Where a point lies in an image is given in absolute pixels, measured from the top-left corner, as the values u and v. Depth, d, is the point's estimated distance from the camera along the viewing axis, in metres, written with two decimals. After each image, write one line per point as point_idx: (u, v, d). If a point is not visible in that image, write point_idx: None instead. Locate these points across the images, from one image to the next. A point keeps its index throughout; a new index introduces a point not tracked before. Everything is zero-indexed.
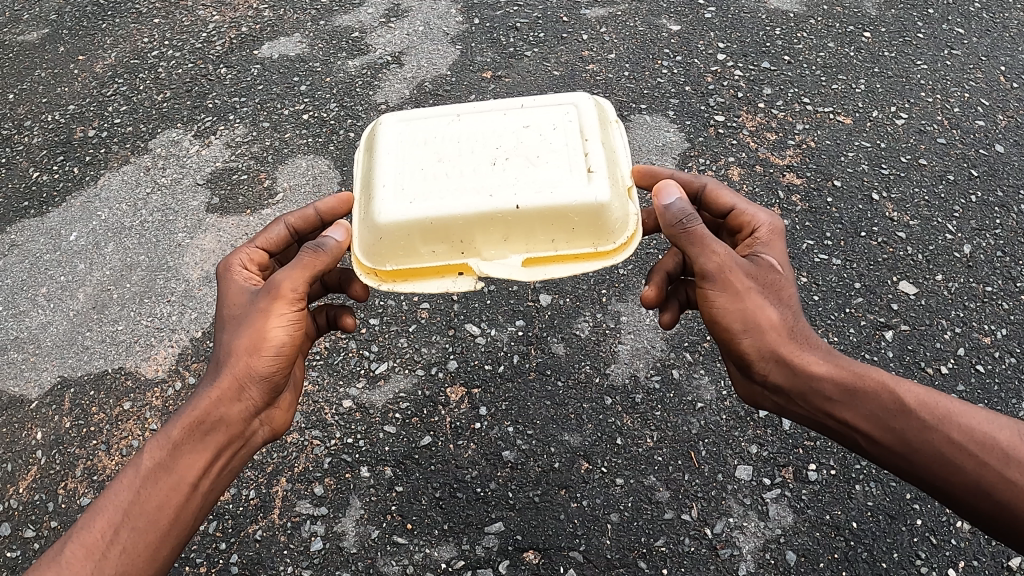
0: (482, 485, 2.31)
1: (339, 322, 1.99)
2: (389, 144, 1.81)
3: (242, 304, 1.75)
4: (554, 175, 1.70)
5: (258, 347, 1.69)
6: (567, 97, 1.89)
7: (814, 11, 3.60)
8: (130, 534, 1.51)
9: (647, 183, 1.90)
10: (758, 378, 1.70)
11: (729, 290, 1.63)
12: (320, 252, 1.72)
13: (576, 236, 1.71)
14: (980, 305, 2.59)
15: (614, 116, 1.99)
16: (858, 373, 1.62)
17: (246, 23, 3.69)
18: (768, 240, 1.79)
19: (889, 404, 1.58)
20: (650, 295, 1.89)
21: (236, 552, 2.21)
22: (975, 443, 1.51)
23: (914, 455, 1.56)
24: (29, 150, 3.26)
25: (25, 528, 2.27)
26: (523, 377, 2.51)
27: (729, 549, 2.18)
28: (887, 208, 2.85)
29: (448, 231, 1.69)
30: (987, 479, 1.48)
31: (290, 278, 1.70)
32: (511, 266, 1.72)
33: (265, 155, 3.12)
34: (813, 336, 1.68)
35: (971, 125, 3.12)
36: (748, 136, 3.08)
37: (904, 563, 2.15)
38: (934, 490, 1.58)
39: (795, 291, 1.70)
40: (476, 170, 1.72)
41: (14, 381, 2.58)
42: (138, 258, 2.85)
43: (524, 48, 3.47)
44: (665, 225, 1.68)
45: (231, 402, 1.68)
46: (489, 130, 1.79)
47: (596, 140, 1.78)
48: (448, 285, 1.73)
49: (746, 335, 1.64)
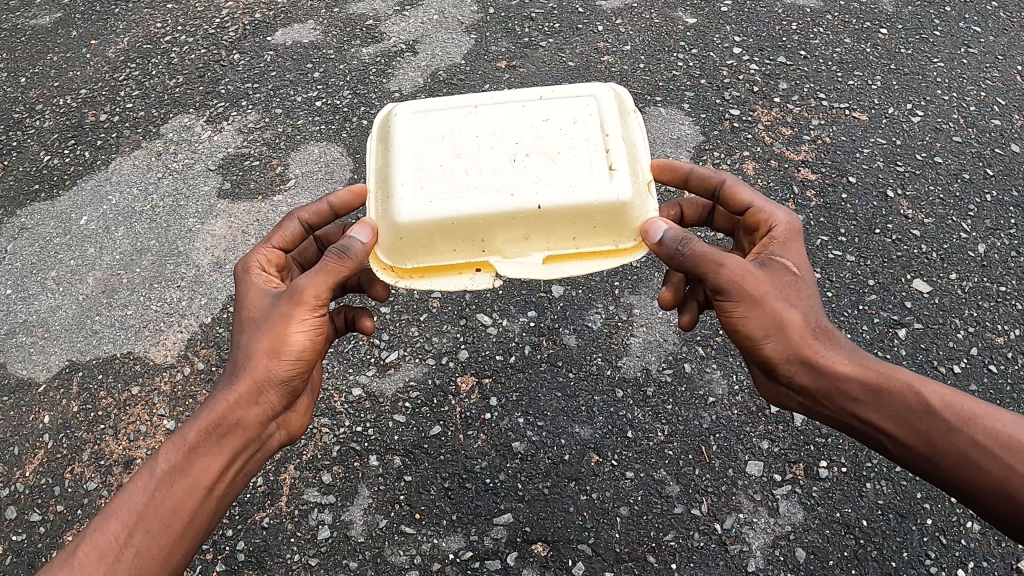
0: (491, 476, 2.29)
1: (358, 324, 1.97)
2: (405, 138, 1.79)
3: (262, 306, 1.72)
4: (575, 173, 1.69)
5: (279, 352, 1.67)
6: (586, 87, 1.86)
7: (831, 6, 3.57)
8: (144, 536, 1.50)
9: (668, 178, 1.90)
10: (783, 380, 1.69)
11: (747, 298, 1.61)
12: (345, 258, 1.66)
13: (596, 234, 1.72)
14: (993, 304, 2.58)
15: (632, 105, 1.95)
16: (883, 373, 1.61)
17: (259, 9, 3.67)
18: (784, 238, 1.75)
19: (914, 405, 1.57)
20: (668, 297, 1.91)
21: (242, 539, 2.20)
22: (999, 445, 1.49)
23: (938, 456, 1.55)
24: (40, 134, 3.25)
25: (31, 512, 2.26)
26: (533, 368, 2.50)
27: (739, 545, 2.16)
28: (901, 205, 2.84)
29: (468, 231, 1.69)
30: (1012, 482, 1.47)
31: (313, 284, 1.66)
32: (531, 265, 1.72)
33: (278, 142, 3.11)
34: (836, 334, 1.67)
35: (987, 124, 3.10)
36: (763, 130, 3.06)
37: (915, 562, 2.13)
38: (958, 493, 1.56)
39: (814, 289, 1.67)
40: (495, 168, 1.70)
41: (23, 364, 2.57)
42: (149, 243, 2.84)
43: (540, 39, 3.45)
44: (662, 254, 1.66)
45: (248, 406, 1.66)
46: (507, 125, 1.78)
47: (617, 135, 1.75)
48: (467, 282, 1.74)
49: (769, 340, 1.64)
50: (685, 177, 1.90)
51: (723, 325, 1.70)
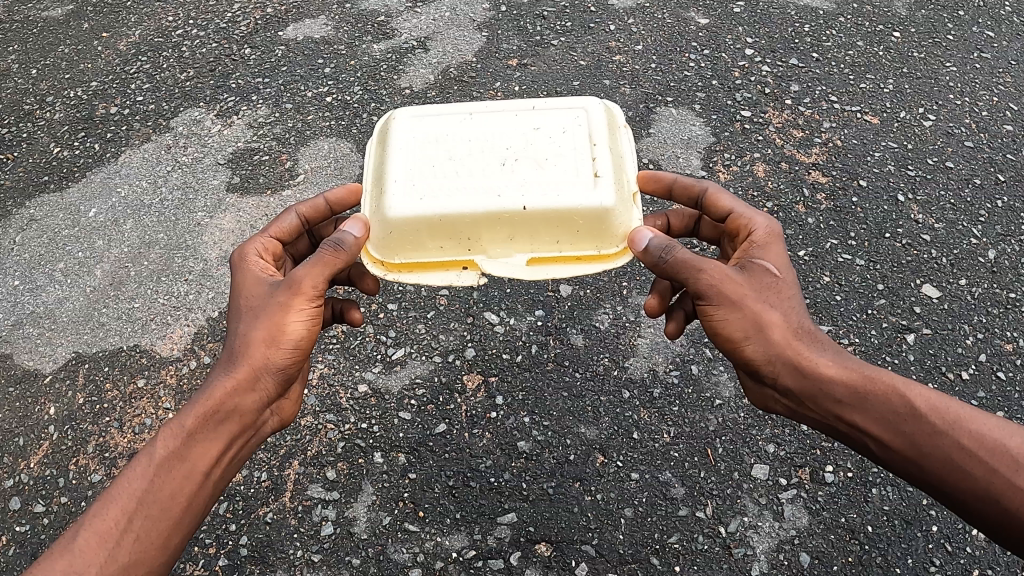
0: (496, 475, 2.29)
1: (345, 316, 1.97)
2: (400, 137, 1.79)
3: (259, 293, 1.72)
4: (561, 179, 1.68)
5: (276, 340, 1.67)
6: (578, 100, 1.86)
7: (844, 9, 3.56)
8: (144, 522, 1.50)
9: (653, 189, 1.91)
10: (767, 382, 1.68)
11: (726, 302, 1.62)
12: (339, 250, 1.67)
13: (580, 239, 1.70)
14: (1002, 311, 2.56)
15: (623, 120, 1.96)
16: (867, 375, 1.59)
17: (271, 5, 3.68)
18: (764, 242, 1.74)
19: (899, 408, 1.55)
20: (653, 305, 1.91)
21: (245, 534, 2.20)
22: (985, 449, 1.47)
23: (924, 459, 1.53)
24: (51, 125, 3.25)
25: (35, 503, 2.26)
26: (540, 367, 2.49)
27: (743, 549, 2.15)
28: (912, 209, 2.82)
29: (455, 229, 1.68)
30: (997, 486, 1.45)
31: (310, 274, 1.67)
32: (514, 265, 1.71)
33: (288, 137, 3.11)
34: (821, 336, 1.66)
35: (999, 129, 3.08)
36: (775, 132, 3.05)
37: (919, 569, 2.12)
38: (944, 497, 1.54)
39: (796, 290, 1.66)
40: (485, 171, 1.70)
41: (29, 355, 2.57)
42: (157, 237, 2.84)
43: (551, 37, 3.45)
44: (647, 262, 1.67)
45: (245, 393, 1.66)
46: (499, 130, 1.77)
47: (605, 145, 1.75)
48: (452, 278, 1.72)
49: (750, 341, 1.63)
50: (668, 187, 1.91)
51: (706, 329, 1.70)
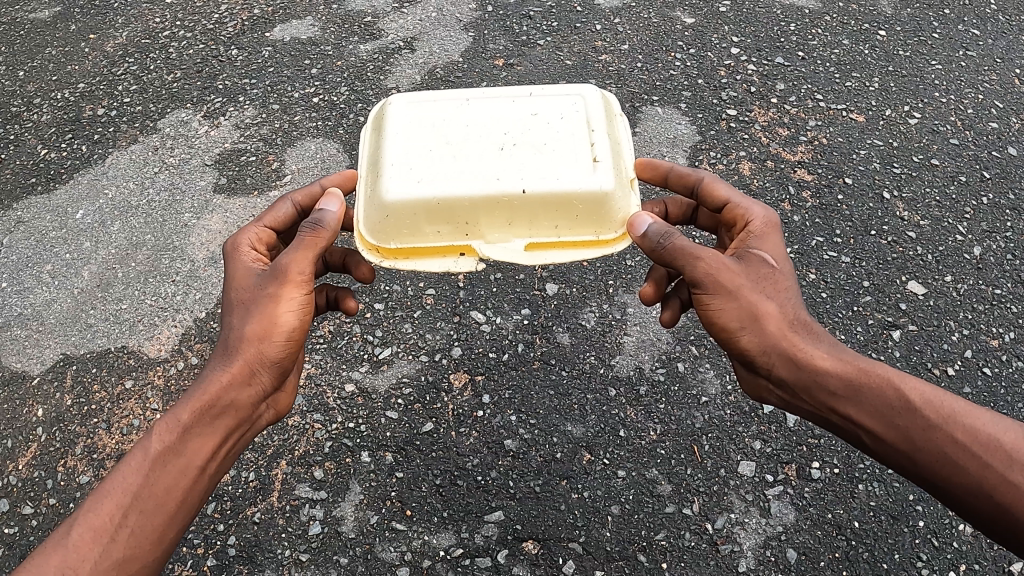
0: (483, 473, 2.30)
1: (341, 304, 1.99)
2: (396, 125, 1.79)
3: (251, 285, 1.71)
4: (560, 163, 1.69)
5: (269, 334, 1.67)
6: (575, 87, 1.87)
7: (829, 8, 3.57)
8: (140, 517, 1.50)
9: (649, 175, 1.92)
10: (763, 373, 1.68)
11: (722, 291, 1.62)
12: (320, 229, 1.69)
13: (579, 224, 1.71)
14: (988, 307, 2.57)
15: (619, 108, 1.97)
16: (862, 367, 1.60)
17: (258, 6, 3.68)
18: (761, 232, 1.75)
19: (893, 401, 1.56)
20: (649, 292, 1.88)
21: (233, 535, 2.20)
22: (979, 444, 1.49)
23: (916, 453, 1.54)
24: (38, 127, 3.25)
25: (23, 505, 2.26)
26: (527, 366, 2.50)
27: (730, 545, 2.16)
28: (897, 207, 2.83)
29: (453, 214, 1.68)
30: (989, 481, 1.46)
31: (296, 261, 1.68)
32: (513, 250, 1.71)
33: (274, 138, 3.11)
34: (816, 328, 1.66)
35: (983, 127, 3.10)
36: (760, 130, 3.07)
37: (906, 564, 2.13)
38: (936, 490, 1.55)
39: (792, 281, 1.67)
40: (483, 156, 1.71)
41: (16, 357, 2.57)
42: (144, 238, 2.84)
43: (537, 37, 3.46)
44: (645, 247, 1.67)
45: (241, 387, 1.67)
46: (497, 116, 1.78)
47: (602, 131, 1.77)
48: (450, 265, 1.73)
49: (745, 331, 1.63)
50: (665, 174, 1.91)
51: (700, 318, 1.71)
